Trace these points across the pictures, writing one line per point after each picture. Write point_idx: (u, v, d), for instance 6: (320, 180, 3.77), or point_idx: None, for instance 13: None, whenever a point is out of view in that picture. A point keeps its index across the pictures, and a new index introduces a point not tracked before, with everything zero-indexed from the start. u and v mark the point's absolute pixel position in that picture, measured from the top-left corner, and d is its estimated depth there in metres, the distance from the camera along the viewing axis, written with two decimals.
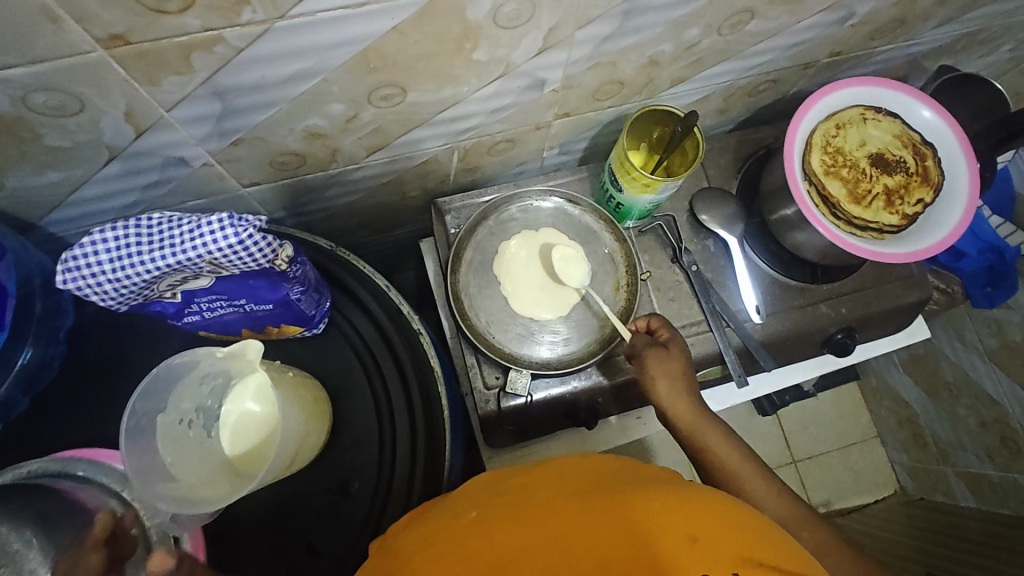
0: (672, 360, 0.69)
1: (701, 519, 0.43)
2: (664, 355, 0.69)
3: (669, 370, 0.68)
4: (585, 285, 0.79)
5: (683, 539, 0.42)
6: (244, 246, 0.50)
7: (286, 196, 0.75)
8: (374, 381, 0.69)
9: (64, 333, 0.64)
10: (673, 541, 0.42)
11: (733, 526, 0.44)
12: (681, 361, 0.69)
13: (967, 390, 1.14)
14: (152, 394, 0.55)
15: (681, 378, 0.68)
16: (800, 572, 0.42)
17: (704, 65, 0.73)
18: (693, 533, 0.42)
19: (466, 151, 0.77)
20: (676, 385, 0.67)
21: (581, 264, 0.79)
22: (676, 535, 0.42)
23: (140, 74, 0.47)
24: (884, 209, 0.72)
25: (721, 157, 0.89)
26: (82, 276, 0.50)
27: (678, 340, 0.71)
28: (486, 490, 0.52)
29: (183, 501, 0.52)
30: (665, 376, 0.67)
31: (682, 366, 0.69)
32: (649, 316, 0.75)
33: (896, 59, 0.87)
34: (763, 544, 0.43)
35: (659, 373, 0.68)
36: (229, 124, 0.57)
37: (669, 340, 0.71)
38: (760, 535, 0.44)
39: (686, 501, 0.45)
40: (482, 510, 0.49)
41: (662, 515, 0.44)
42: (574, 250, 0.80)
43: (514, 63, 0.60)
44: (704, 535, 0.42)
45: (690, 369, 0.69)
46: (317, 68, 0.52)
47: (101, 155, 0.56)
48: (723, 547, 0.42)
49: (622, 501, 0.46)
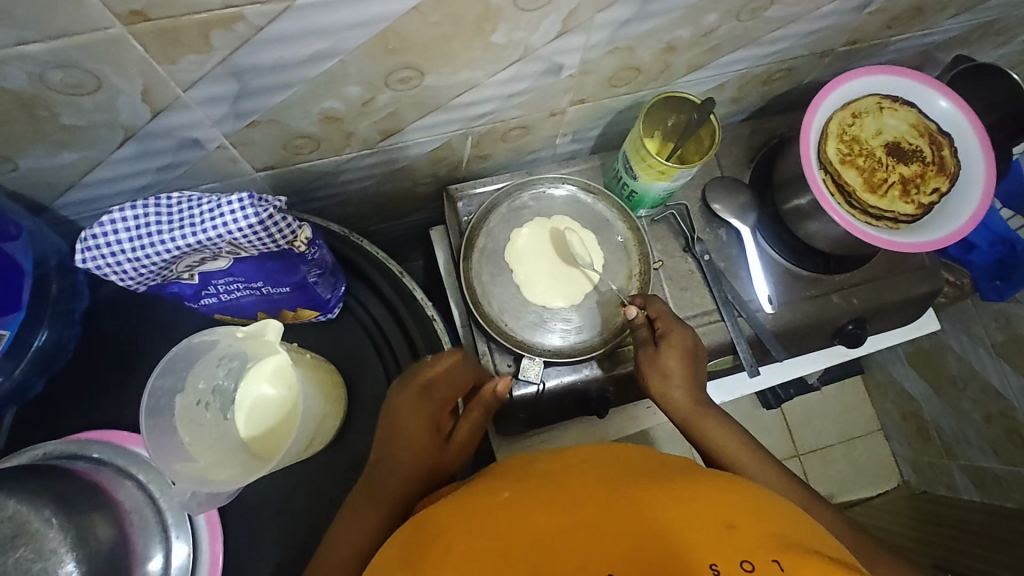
0: (678, 351, 0.70)
1: (736, 510, 0.44)
2: (670, 346, 0.70)
3: (675, 362, 0.70)
4: (591, 267, 0.79)
5: (718, 526, 0.42)
6: (264, 226, 0.50)
7: (299, 181, 0.74)
8: (388, 367, 0.68)
9: (79, 316, 0.64)
10: (710, 526, 0.42)
11: (766, 517, 0.44)
12: (686, 349, 0.70)
13: (973, 384, 1.14)
14: (171, 375, 0.54)
15: (686, 369, 0.70)
16: (837, 563, 0.42)
17: (721, 52, 0.72)
18: (728, 521, 0.43)
19: (480, 137, 0.77)
20: (680, 377, 0.69)
21: (588, 247, 0.80)
22: (710, 521, 0.43)
23: (158, 52, 0.47)
24: (899, 198, 0.72)
25: (734, 147, 0.89)
26: (102, 255, 0.50)
27: (685, 327, 0.72)
28: (518, 474, 0.53)
29: (202, 481, 0.52)
30: (671, 369, 0.69)
31: (688, 352, 0.70)
32: (647, 298, 0.74)
33: (910, 49, 0.87)
34: (800, 536, 0.44)
35: (666, 365, 0.69)
36: (245, 106, 0.56)
37: (674, 327, 0.71)
38: (793, 529, 0.44)
39: (720, 494, 0.46)
40: (516, 491, 0.50)
41: (698, 502, 0.44)
42: (585, 235, 0.81)
43: (532, 46, 0.59)
44: (738, 523, 0.43)
45: (695, 357, 0.71)
46: (335, 48, 0.52)
47: (116, 135, 0.55)
48: (758, 536, 0.42)
49: (657, 488, 0.47)
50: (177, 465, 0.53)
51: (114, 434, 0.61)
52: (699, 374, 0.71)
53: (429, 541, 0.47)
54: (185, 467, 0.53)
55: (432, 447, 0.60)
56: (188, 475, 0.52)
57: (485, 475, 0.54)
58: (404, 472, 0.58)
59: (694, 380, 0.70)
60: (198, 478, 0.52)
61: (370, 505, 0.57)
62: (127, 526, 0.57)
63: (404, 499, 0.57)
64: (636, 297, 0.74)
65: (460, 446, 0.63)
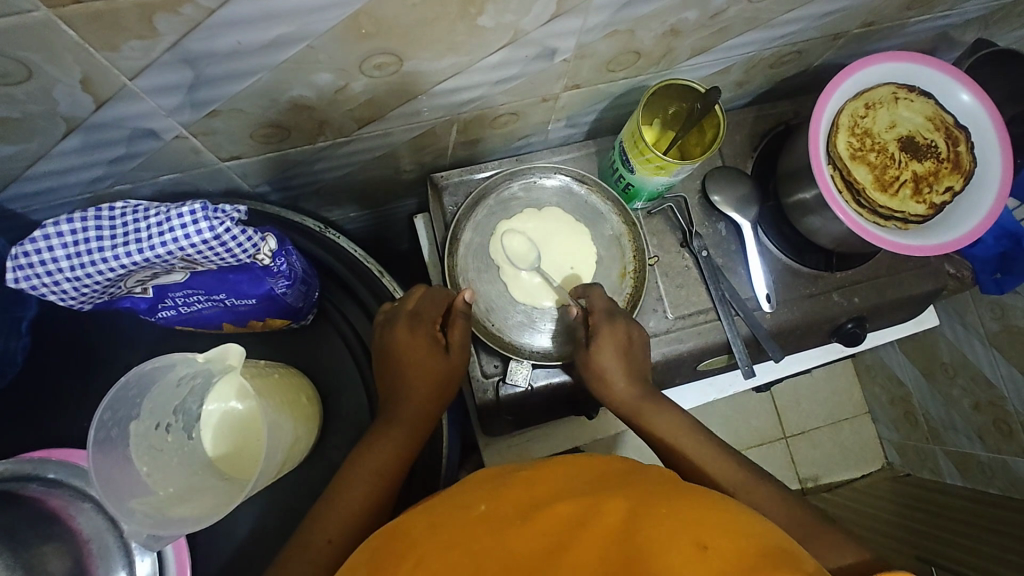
0: (614, 347, 0.65)
1: (715, 531, 0.41)
2: (603, 344, 0.65)
3: (610, 359, 0.65)
4: (537, 265, 0.74)
5: (690, 548, 0.39)
6: (220, 240, 0.48)
7: (271, 170, 0.69)
8: (367, 377, 0.66)
9: (27, 324, 0.59)
10: (682, 550, 0.39)
11: (747, 534, 0.41)
12: (623, 344, 0.66)
13: (963, 372, 1.10)
14: (125, 402, 0.51)
15: (624, 364, 0.65)
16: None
17: (729, 34, 0.66)
18: (703, 541, 0.40)
19: (466, 124, 0.71)
20: (618, 372, 0.65)
21: (533, 243, 0.75)
22: (682, 542, 0.40)
23: (95, 39, 0.41)
24: (911, 198, 0.68)
25: (736, 133, 0.84)
26: (36, 274, 0.48)
27: (625, 320, 0.67)
28: (496, 482, 0.49)
29: (161, 521, 0.48)
30: (607, 366, 0.65)
31: (627, 338, 0.66)
32: (586, 288, 0.71)
33: (928, 31, 0.81)
34: (778, 549, 0.40)
35: (603, 362, 0.65)
36: (203, 95, 0.51)
37: (608, 324, 0.66)
38: (777, 547, 0.41)
39: (698, 513, 0.42)
40: (493, 503, 0.46)
41: (670, 520, 0.41)
42: (530, 231, 0.76)
43: (522, 29, 0.53)
44: (714, 545, 0.39)
45: (636, 349, 0.67)
46: (300, 33, 0.46)
47: (57, 127, 0.50)
48: (734, 560, 0.39)
49: (639, 506, 0.43)
50: (131, 502, 0.49)
51: (68, 452, 0.59)
52: (642, 365, 0.67)
53: (397, 554, 0.43)
54: (142, 503, 0.50)
55: (435, 360, 0.61)
56: (144, 512, 0.49)
57: (463, 482, 0.51)
58: (418, 386, 0.59)
59: (636, 372, 0.66)
60: (155, 515, 0.49)
61: (390, 426, 0.58)
62: (85, 557, 0.58)
63: (427, 412, 0.60)
64: (576, 290, 0.72)
65: (459, 347, 0.63)
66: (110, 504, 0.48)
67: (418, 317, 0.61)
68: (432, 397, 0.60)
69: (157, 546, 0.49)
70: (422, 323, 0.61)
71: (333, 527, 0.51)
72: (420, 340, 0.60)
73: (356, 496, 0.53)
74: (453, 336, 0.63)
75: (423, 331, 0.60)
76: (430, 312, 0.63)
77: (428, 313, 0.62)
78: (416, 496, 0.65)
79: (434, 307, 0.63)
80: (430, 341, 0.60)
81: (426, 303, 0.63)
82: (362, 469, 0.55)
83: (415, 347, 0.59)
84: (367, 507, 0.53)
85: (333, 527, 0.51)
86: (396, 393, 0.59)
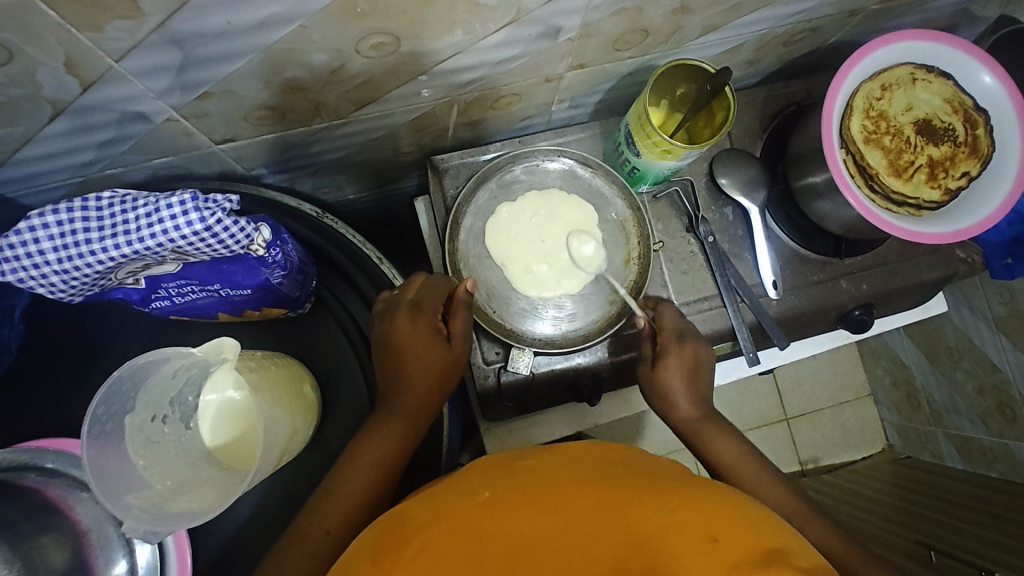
0: (682, 367, 0.66)
1: (725, 524, 0.40)
2: (669, 364, 0.66)
3: (677, 380, 0.65)
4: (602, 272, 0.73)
5: (701, 539, 0.39)
6: (212, 231, 0.48)
7: (268, 152, 0.67)
8: (367, 364, 0.66)
9: (19, 313, 0.59)
10: (691, 542, 0.38)
11: (755, 528, 0.41)
12: (690, 364, 0.66)
13: (969, 356, 1.08)
14: (117, 398, 0.51)
15: (691, 384, 0.66)
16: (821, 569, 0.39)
17: (741, 11, 0.64)
18: (713, 534, 0.39)
19: (467, 105, 0.69)
20: (683, 392, 0.65)
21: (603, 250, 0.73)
22: (694, 534, 0.39)
23: (76, 18, 0.39)
24: (925, 183, 0.66)
25: (746, 114, 0.82)
26: (24, 268, 0.47)
27: (694, 341, 0.68)
28: (497, 470, 0.48)
29: (157, 519, 0.49)
30: (672, 385, 0.65)
31: (694, 354, 0.67)
32: (659, 303, 0.71)
33: (949, 6, 0.77)
34: (783, 543, 0.40)
35: (669, 382, 0.66)
36: (193, 77, 0.49)
37: (677, 345, 0.67)
38: (782, 541, 0.40)
39: (707, 507, 0.42)
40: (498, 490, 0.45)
41: (680, 513, 0.41)
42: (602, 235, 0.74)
43: (525, 8, 0.51)
44: (724, 537, 0.39)
45: (702, 370, 0.67)
46: (292, 12, 0.44)
47: (42, 111, 0.48)
48: (748, 553, 0.38)
49: (646, 494, 0.43)
50: (128, 497, 0.50)
51: (65, 441, 0.60)
52: (707, 384, 0.67)
53: (399, 543, 0.42)
54: (138, 498, 0.50)
55: (438, 349, 0.60)
56: (140, 507, 0.49)
57: (465, 469, 0.50)
58: (417, 369, 0.59)
59: (700, 394, 0.66)
60: (150, 512, 0.49)
61: (393, 416, 0.57)
62: (86, 547, 0.59)
63: (428, 401, 0.59)
64: (649, 302, 0.72)
65: (462, 336, 0.63)
66: (109, 500, 0.49)
67: (424, 306, 0.61)
68: (433, 385, 0.59)
69: (159, 538, 0.48)
70: (422, 309, 0.60)
71: (333, 519, 0.51)
72: (419, 327, 0.59)
73: (358, 487, 0.53)
74: (455, 327, 0.62)
75: (423, 321, 0.60)
76: (432, 304, 0.62)
77: (431, 305, 0.62)
78: (416, 483, 0.65)
79: (434, 297, 0.63)
80: (432, 332, 0.60)
81: (428, 295, 0.62)
82: (363, 460, 0.55)
83: (413, 338, 0.59)
84: (366, 498, 0.53)
85: (332, 519, 0.51)
86: (401, 384, 0.58)
